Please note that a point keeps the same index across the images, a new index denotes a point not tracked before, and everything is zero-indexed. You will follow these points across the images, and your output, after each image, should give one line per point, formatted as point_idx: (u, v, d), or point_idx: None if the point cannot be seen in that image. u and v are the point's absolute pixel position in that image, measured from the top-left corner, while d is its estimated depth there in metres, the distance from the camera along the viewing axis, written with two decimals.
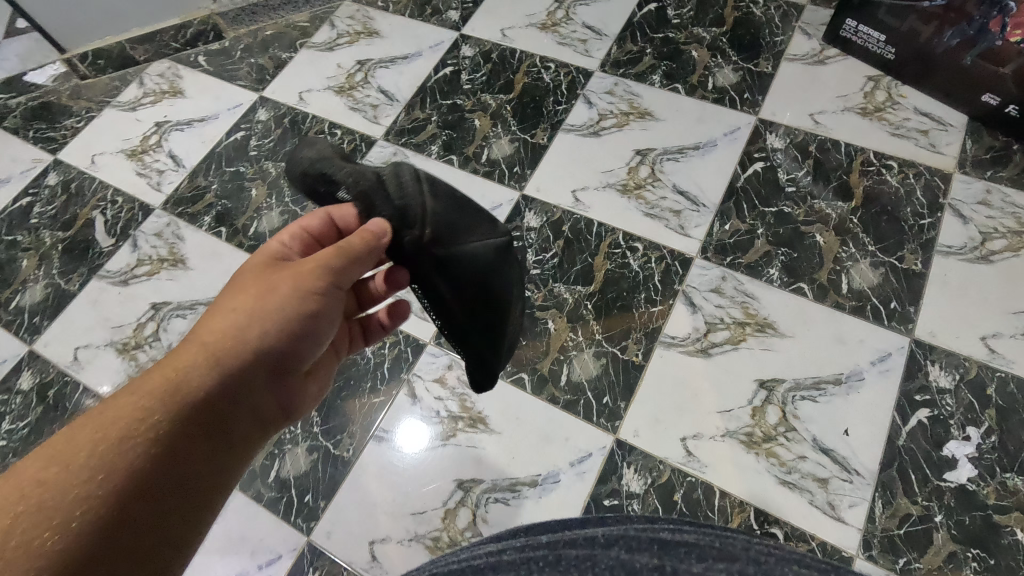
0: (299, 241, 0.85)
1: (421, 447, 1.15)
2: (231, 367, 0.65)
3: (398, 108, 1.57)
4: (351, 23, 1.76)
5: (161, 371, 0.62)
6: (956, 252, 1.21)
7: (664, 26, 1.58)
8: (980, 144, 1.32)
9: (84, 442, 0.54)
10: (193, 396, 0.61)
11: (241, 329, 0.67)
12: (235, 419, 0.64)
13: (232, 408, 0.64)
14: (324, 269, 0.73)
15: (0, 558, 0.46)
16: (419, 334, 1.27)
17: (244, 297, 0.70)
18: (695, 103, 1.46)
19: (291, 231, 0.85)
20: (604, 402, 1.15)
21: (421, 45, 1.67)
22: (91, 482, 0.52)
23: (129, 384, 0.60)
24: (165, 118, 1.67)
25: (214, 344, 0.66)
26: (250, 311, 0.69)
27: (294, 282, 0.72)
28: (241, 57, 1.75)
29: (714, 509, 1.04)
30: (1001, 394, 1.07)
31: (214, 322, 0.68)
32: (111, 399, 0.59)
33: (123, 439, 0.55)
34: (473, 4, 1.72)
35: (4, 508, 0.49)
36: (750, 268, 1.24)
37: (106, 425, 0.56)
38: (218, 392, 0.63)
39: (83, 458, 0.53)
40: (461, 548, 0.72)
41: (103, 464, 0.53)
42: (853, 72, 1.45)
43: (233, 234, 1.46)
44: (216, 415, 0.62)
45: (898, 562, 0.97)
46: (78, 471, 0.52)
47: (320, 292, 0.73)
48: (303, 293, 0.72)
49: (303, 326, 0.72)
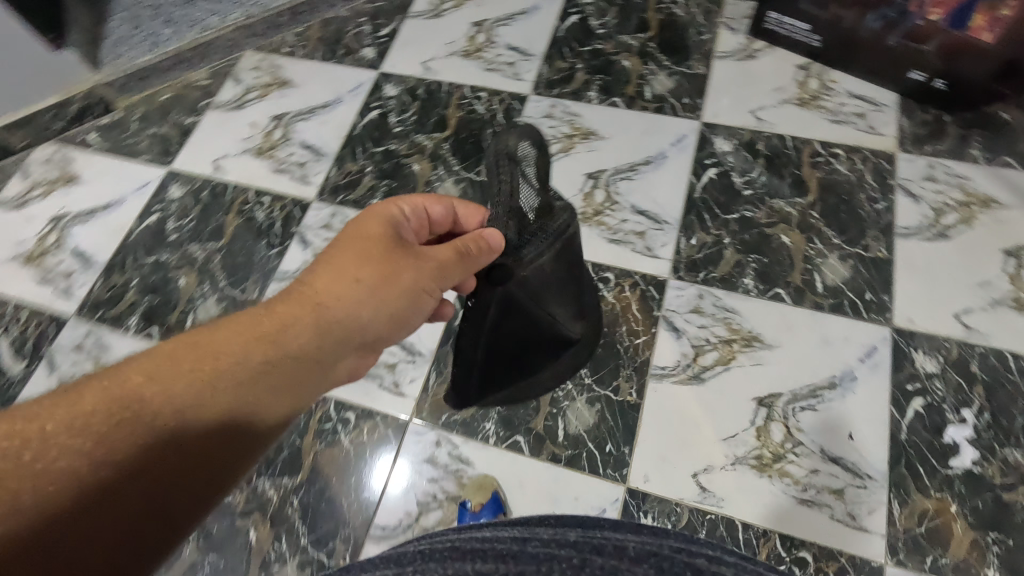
0: (418, 215, 0.80)
1: (399, 488, 1.12)
2: (331, 342, 0.70)
3: (327, 162, 1.46)
4: (257, 75, 1.61)
5: (272, 321, 0.68)
6: (915, 232, 1.22)
7: (590, 38, 1.53)
8: (915, 119, 1.33)
9: (189, 375, 0.61)
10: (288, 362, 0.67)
11: (352, 306, 0.71)
12: (309, 389, 0.70)
13: (312, 379, 0.70)
14: (435, 270, 0.74)
15: (83, 459, 0.53)
16: (399, 412, 1.18)
17: (366, 270, 0.72)
18: (637, 115, 1.41)
19: (415, 201, 0.80)
20: (608, 451, 1.10)
21: (339, 90, 1.55)
22: (162, 410, 0.59)
23: (246, 326, 0.67)
24: (61, 211, 1.47)
25: (325, 313, 0.70)
26: (368, 286, 0.71)
27: (413, 276, 0.74)
28: (139, 128, 1.57)
29: (739, 543, 1.02)
30: (985, 369, 1.09)
31: (334, 286, 0.71)
32: (230, 333, 0.66)
33: (216, 386, 0.62)
34: (387, 38, 1.61)
35: (103, 413, 0.56)
36: (725, 281, 1.21)
37: (211, 364, 0.63)
38: (303, 359, 0.68)
39: (183, 392, 0.60)
40: None
41: (195, 403, 0.60)
42: (783, 61, 1.44)
43: (166, 333, 1.30)
44: (292, 379, 0.68)
45: (925, 561, 0.98)
46: (173, 402, 0.59)
47: (426, 291, 0.75)
48: (414, 289, 0.74)
49: (400, 316, 0.75)
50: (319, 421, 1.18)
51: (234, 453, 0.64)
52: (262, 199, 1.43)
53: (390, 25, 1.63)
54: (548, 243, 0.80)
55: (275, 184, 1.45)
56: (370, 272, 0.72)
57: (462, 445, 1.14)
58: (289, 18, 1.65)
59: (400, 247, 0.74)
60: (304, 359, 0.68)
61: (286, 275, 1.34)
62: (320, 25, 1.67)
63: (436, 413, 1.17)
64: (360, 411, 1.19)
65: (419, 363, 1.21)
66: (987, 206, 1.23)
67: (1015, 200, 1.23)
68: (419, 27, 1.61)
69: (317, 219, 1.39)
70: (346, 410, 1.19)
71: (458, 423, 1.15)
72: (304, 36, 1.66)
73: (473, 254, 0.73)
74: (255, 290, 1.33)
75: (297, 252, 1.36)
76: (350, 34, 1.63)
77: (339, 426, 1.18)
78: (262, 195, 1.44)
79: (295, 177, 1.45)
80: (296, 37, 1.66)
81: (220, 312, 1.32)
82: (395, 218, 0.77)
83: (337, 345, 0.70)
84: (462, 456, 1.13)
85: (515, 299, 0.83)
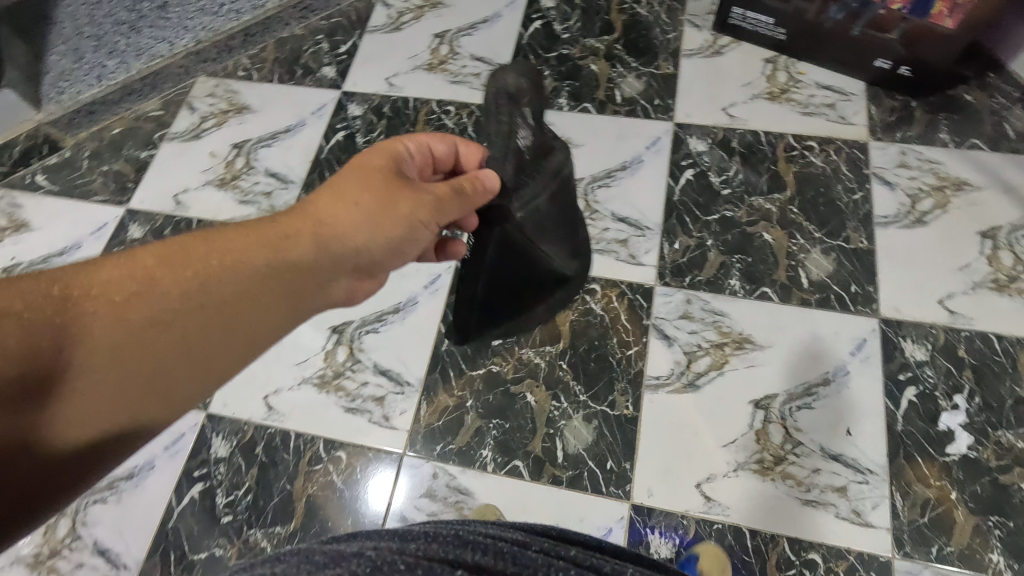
0: (424, 156, 0.81)
1: (393, 501, 1.10)
2: (325, 261, 0.67)
3: (295, 190, 1.40)
4: (213, 102, 1.54)
5: (273, 231, 0.65)
6: (893, 220, 1.22)
7: (555, 43, 1.50)
8: (883, 107, 1.34)
9: (179, 271, 0.59)
10: (282, 274, 0.64)
11: (348, 227, 0.68)
12: (293, 309, 0.67)
13: (298, 299, 0.67)
14: (434, 201, 0.72)
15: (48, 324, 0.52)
16: (392, 446, 1.14)
17: (367, 193, 0.70)
18: (609, 120, 1.39)
19: (420, 141, 0.80)
20: (609, 468, 1.08)
21: (301, 113, 1.50)
22: (143, 295, 0.57)
23: (247, 228, 0.64)
24: (12, 260, 1.39)
25: (323, 229, 0.67)
26: (365, 211, 0.69)
27: (411, 205, 0.71)
28: (90, 166, 1.49)
29: (748, 551, 1.01)
30: (972, 353, 1.10)
31: (335, 204, 0.69)
32: (231, 232, 0.63)
33: (201, 286, 0.59)
34: (347, 55, 1.56)
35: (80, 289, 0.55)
36: (711, 284, 1.20)
37: (200, 263, 0.60)
38: (294, 273, 0.65)
39: (165, 288, 0.58)
40: (474, 526, 0.57)
41: (175, 299, 0.58)
42: (750, 56, 1.43)
43: None
44: (276, 293, 0.64)
45: (932, 551, 0.98)
46: (154, 296, 0.57)
47: (422, 224, 0.72)
48: (410, 220, 0.71)
49: (395, 245, 0.72)
50: (310, 463, 1.15)
51: (202, 364, 0.61)
52: None
53: (349, 41, 1.58)
54: (544, 184, 0.73)
55: (242, 216, 1.39)
56: (369, 199, 0.70)
57: (460, 474, 1.11)
58: (242, 40, 1.58)
59: (403, 179, 0.73)
60: (298, 273, 0.65)
61: None
62: (275, 45, 1.60)
63: (430, 443, 1.13)
64: (351, 449, 1.15)
65: (408, 393, 1.18)
66: (960, 189, 1.24)
67: (986, 181, 1.24)
68: (379, 42, 1.57)
69: None
70: (337, 449, 1.15)
71: (453, 452, 1.12)
72: (259, 57, 1.59)
73: (468, 193, 0.70)
74: None
75: None
76: (307, 54, 1.58)
77: (331, 466, 1.14)
78: None
79: (262, 208, 1.39)
80: (251, 60, 1.59)
81: None
82: (401, 155, 0.77)
83: (331, 266, 0.68)
84: (461, 486, 1.10)
85: (512, 243, 0.80)
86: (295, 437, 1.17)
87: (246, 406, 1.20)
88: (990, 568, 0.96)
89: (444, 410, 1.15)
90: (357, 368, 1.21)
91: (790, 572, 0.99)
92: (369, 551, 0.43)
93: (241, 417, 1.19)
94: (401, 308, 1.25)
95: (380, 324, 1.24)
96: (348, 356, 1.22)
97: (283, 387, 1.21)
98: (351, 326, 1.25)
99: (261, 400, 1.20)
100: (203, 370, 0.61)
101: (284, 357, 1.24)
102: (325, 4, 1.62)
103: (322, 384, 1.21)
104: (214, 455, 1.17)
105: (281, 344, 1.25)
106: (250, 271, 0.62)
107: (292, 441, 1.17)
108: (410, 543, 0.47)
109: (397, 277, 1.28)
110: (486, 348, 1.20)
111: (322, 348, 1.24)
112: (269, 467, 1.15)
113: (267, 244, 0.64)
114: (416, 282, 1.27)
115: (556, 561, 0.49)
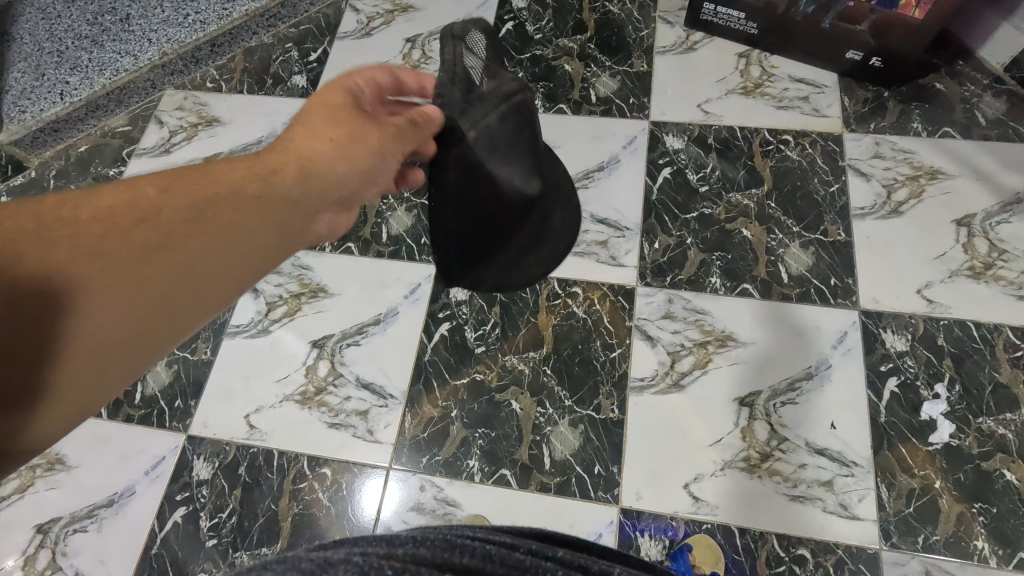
0: (371, 88, 0.76)
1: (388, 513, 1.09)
2: (309, 193, 0.64)
3: None
4: (182, 115, 1.51)
5: (251, 167, 0.61)
6: (869, 211, 1.23)
7: (528, 44, 1.49)
8: (856, 99, 1.34)
9: (162, 201, 0.55)
10: (270, 203, 0.61)
11: (325, 160, 0.66)
12: (286, 239, 0.63)
13: (288, 229, 0.63)
14: (399, 127, 0.69)
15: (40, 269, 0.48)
16: (377, 460, 1.13)
17: (331, 127, 0.67)
18: (585, 121, 1.38)
19: (363, 74, 0.75)
20: (597, 473, 1.07)
21: (273, 123, 1.47)
22: (129, 223, 0.52)
23: (222, 167, 0.61)
24: None
25: (302, 162, 0.64)
26: (341, 143, 0.67)
27: (379, 136, 0.69)
28: (57, 186, 1.45)
29: (738, 549, 1.01)
30: (951, 341, 1.11)
31: (304, 141, 0.66)
32: (205, 171, 0.60)
33: (192, 214, 0.55)
34: (317, 63, 1.53)
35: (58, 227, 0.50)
36: (692, 282, 1.20)
37: (187, 194, 0.56)
38: (282, 203, 0.62)
39: (154, 215, 0.54)
40: (461, 525, 0.54)
41: (169, 228, 0.54)
42: (723, 51, 1.43)
43: (115, 408, 1.21)
44: (270, 221, 0.61)
45: (918, 541, 0.99)
46: (142, 226, 0.53)
47: (391, 156, 0.70)
48: (381, 152, 0.69)
49: (370, 178, 0.69)
50: (294, 481, 1.13)
51: (202, 300, 0.57)
52: None
53: (319, 49, 1.55)
54: (494, 105, 0.73)
55: None
56: (340, 131, 0.67)
57: (447, 486, 1.09)
58: (209, 50, 1.55)
59: (364, 112, 0.70)
60: (285, 202, 0.62)
61: (239, 329, 1.26)
62: (244, 55, 1.57)
63: (416, 456, 1.12)
64: (336, 465, 1.13)
65: (392, 406, 1.16)
66: (934, 177, 1.25)
67: (960, 169, 1.25)
68: (349, 48, 1.54)
69: None
70: (321, 466, 1.14)
71: (440, 464, 1.11)
72: (228, 68, 1.56)
73: (420, 125, 0.70)
74: (207, 348, 1.25)
75: (247, 302, 1.28)
76: (277, 63, 1.55)
77: (316, 484, 1.12)
78: None
79: None
80: (220, 71, 1.56)
81: (171, 377, 1.23)
82: (355, 89, 0.73)
83: (318, 197, 0.65)
84: (448, 497, 1.09)
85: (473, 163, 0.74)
86: (278, 456, 1.15)
87: (227, 426, 1.18)
88: (976, 555, 0.97)
89: (429, 421, 1.14)
90: (339, 382, 1.19)
91: (780, 568, 0.99)
92: (357, 558, 0.41)
93: (223, 437, 1.17)
94: (382, 319, 1.23)
95: (361, 337, 1.23)
96: (330, 370, 1.21)
97: (264, 405, 1.19)
98: (332, 340, 1.23)
99: (243, 419, 1.18)
100: (205, 303, 0.57)
101: (264, 374, 1.22)
102: (293, 11, 1.59)
103: (304, 400, 1.19)
104: (196, 478, 1.15)
105: (260, 361, 1.23)
106: (237, 200, 0.59)
107: (275, 460, 1.15)
108: (397, 547, 0.44)
109: (376, 288, 1.26)
110: (469, 356, 1.18)
111: (303, 363, 1.22)
112: (254, 488, 1.13)
113: (252, 177, 0.61)
114: (396, 293, 1.25)
115: (545, 563, 0.48)
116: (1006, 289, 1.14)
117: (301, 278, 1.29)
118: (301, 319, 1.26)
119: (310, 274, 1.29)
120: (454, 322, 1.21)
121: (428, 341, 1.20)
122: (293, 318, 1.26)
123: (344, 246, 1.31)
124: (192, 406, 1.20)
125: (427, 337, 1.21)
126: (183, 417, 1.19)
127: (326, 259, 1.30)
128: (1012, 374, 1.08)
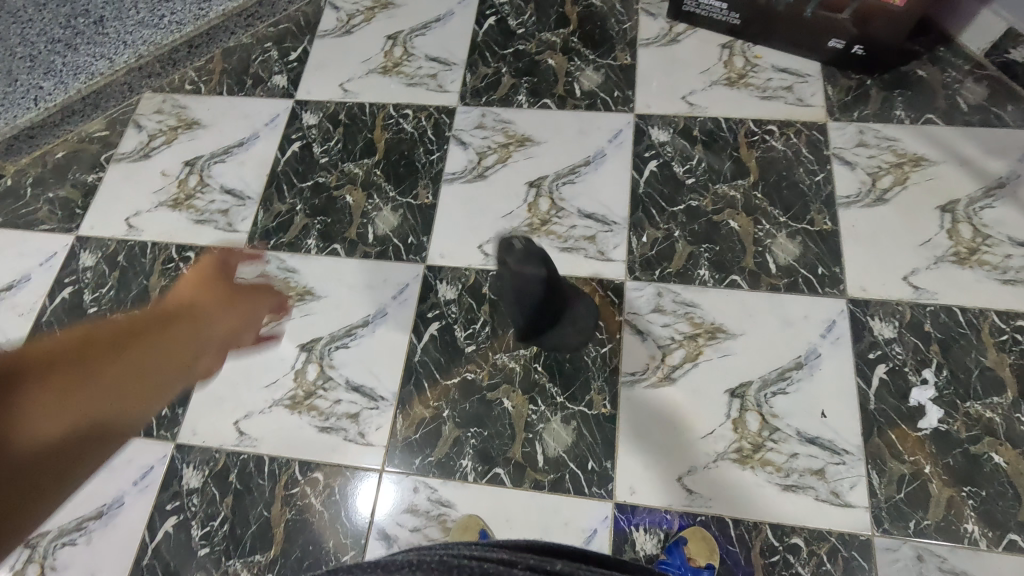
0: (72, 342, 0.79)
1: (379, 516, 1.08)
2: (162, 351, 0.85)
3: (252, 205, 1.36)
4: (161, 118, 1.48)
5: (60, 368, 0.69)
6: (854, 199, 1.23)
7: (511, 39, 1.47)
8: (839, 87, 1.34)
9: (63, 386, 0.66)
10: (143, 380, 0.80)
11: (163, 360, 0.88)
12: (156, 376, 0.84)
13: (154, 378, 0.83)
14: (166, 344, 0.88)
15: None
16: (369, 463, 1.12)
17: (104, 347, 0.78)
18: (570, 115, 1.37)
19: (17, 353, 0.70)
20: (590, 469, 1.07)
21: (254, 125, 1.45)
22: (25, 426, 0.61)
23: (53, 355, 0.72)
24: None
25: (134, 353, 0.82)
26: (49, 400, 0.63)
27: (169, 342, 0.88)
28: (34, 194, 1.42)
29: (733, 541, 1.01)
30: (938, 327, 1.12)
31: (79, 347, 0.76)
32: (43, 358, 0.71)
33: (83, 383, 0.68)
34: (298, 62, 1.51)
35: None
36: (681, 275, 1.20)
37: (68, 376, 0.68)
38: (144, 378, 0.81)
39: (48, 393, 0.64)
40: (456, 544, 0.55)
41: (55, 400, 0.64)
42: (706, 43, 1.42)
43: None
44: (141, 382, 0.81)
45: (909, 526, 1.00)
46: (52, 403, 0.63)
47: (155, 356, 0.83)
48: (171, 354, 0.88)
49: (170, 363, 0.87)
50: (286, 487, 1.12)
51: (90, 445, 0.70)
52: (186, 256, 1.32)
53: (299, 48, 1.53)
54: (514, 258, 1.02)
55: (200, 237, 1.34)
56: (55, 391, 0.64)
57: (441, 487, 1.09)
58: (186, 51, 1.52)
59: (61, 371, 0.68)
60: (75, 380, 0.68)
61: None
62: (222, 55, 1.54)
63: (409, 457, 1.11)
64: (328, 469, 1.12)
65: (383, 408, 1.15)
66: (918, 164, 1.25)
67: (943, 155, 1.25)
68: (330, 47, 1.52)
69: (251, 268, 1.29)
70: (313, 471, 1.13)
71: (433, 464, 1.10)
72: (206, 69, 1.53)
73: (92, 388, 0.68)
74: None
75: None
76: (257, 63, 1.52)
77: (308, 489, 1.11)
78: (186, 251, 1.33)
79: (220, 226, 1.34)
80: (198, 72, 1.53)
81: None
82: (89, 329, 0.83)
83: (152, 366, 0.82)
84: (442, 498, 1.08)
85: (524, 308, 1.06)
86: (269, 461, 1.14)
87: (216, 434, 1.16)
88: (967, 538, 0.98)
89: (421, 422, 1.13)
90: (329, 386, 1.18)
91: (775, 558, 1.00)
92: None
93: (212, 445, 1.16)
94: (370, 321, 1.22)
95: (350, 339, 1.21)
96: (319, 374, 1.19)
97: (253, 410, 1.18)
98: (321, 343, 1.22)
99: (232, 426, 1.17)
100: (94, 442, 0.71)
101: (253, 380, 1.20)
102: (271, 10, 1.56)
103: (294, 405, 1.18)
104: (186, 486, 1.13)
105: (248, 367, 1.21)
106: (95, 383, 0.69)
107: (266, 466, 1.13)
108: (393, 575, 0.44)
109: (363, 290, 1.25)
110: (459, 355, 1.18)
111: (291, 367, 1.21)
112: (245, 495, 1.12)
113: (87, 366, 0.71)
114: (383, 293, 1.24)
115: None
116: (990, 274, 1.15)
117: (287, 281, 1.27)
118: (288, 323, 1.24)
119: (296, 276, 1.27)
120: (443, 322, 1.20)
121: (418, 341, 1.20)
122: (280, 322, 1.24)
123: (331, 248, 1.29)
124: (180, 414, 1.18)
125: (416, 338, 1.20)
126: (170, 425, 1.18)
127: (313, 261, 1.29)
128: (998, 358, 1.09)
